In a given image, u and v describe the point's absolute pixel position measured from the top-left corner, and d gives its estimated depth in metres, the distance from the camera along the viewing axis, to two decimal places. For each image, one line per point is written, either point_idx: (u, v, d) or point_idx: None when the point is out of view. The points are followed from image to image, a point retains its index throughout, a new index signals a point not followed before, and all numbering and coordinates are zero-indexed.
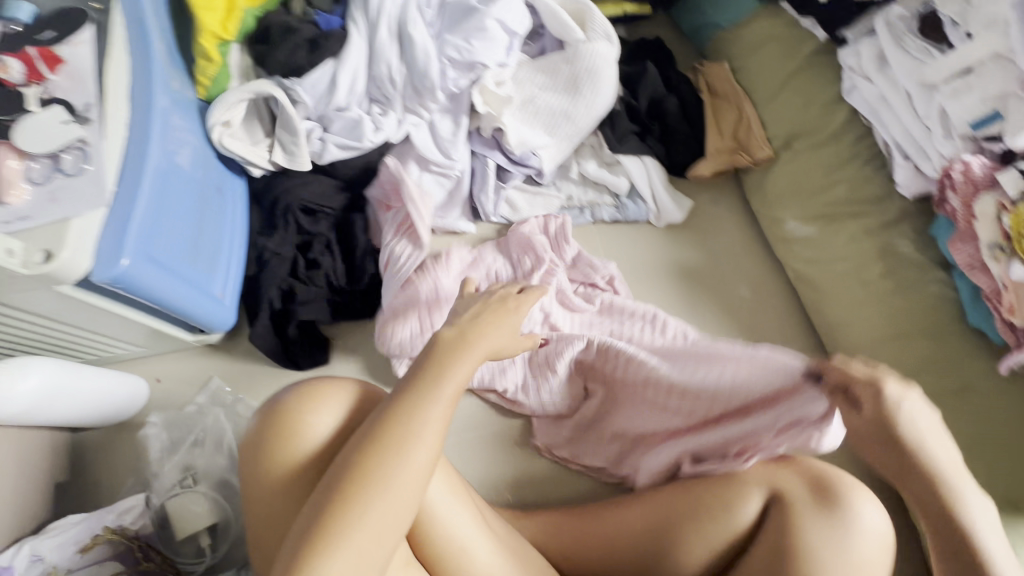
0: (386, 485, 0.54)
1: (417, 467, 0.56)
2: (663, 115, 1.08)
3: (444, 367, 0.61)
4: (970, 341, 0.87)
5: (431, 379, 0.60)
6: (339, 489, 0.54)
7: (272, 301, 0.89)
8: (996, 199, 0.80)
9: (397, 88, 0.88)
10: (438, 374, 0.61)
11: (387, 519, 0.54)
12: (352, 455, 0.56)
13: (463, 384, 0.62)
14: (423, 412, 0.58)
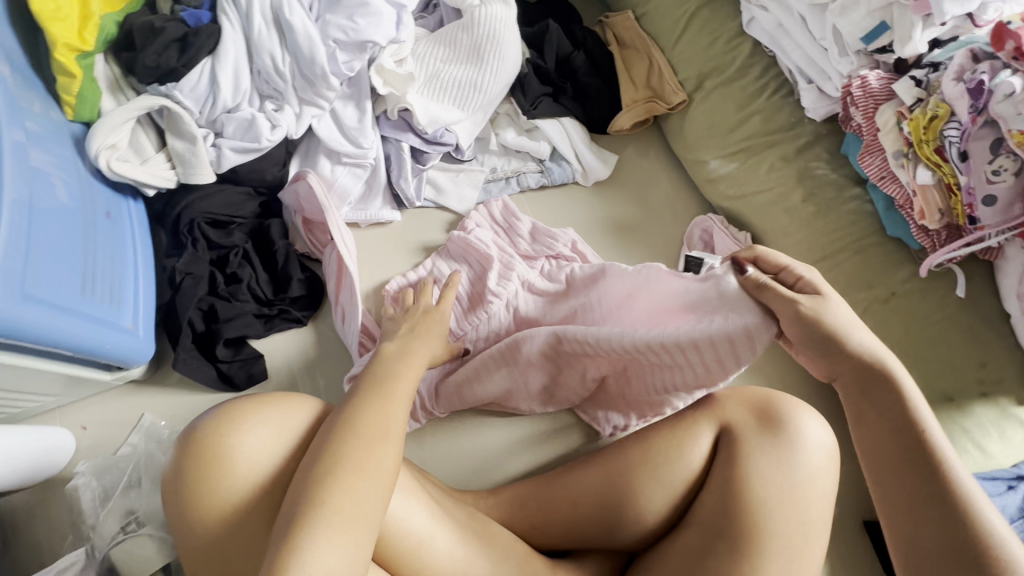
0: (354, 473, 0.52)
1: (385, 464, 0.53)
2: (572, 71, 1.07)
3: (394, 377, 0.62)
4: (892, 250, 0.90)
5: (384, 387, 0.60)
6: (303, 498, 0.50)
7: (193, 323, 0.84)
8: (895, 109, 0.83)
9: (288, 80, 0.83)
10: (391, 386, 0.61)
11: (358, 522, 0.50)
12: (311, 465, 0.53)
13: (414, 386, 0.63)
14: (383, 415, 0.57)
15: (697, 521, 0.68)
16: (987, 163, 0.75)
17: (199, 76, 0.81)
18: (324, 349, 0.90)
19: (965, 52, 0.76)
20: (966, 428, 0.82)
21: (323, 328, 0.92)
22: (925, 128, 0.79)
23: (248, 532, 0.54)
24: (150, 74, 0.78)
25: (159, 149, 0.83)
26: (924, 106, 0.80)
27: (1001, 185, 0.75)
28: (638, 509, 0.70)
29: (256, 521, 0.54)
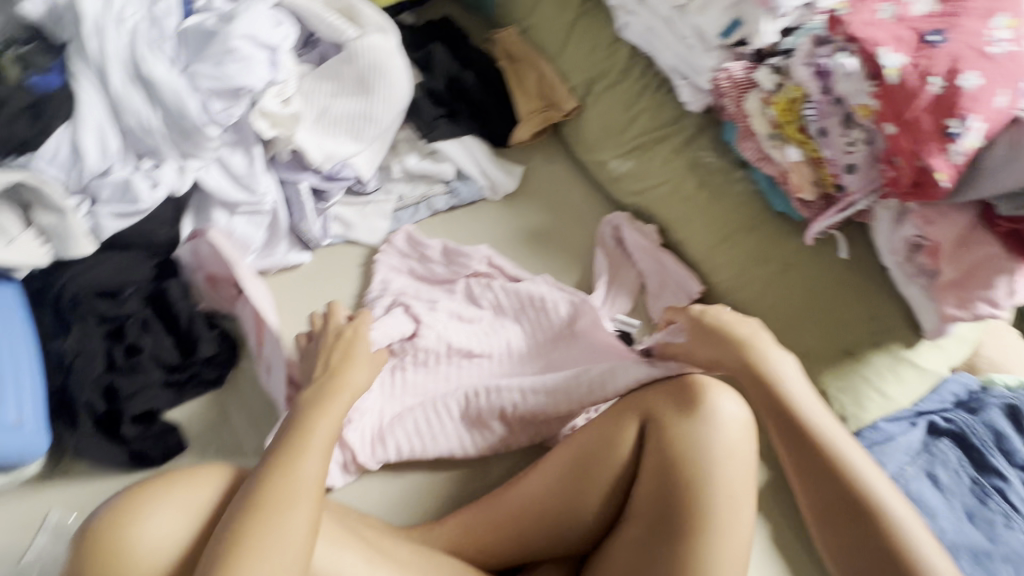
0: (266, 541, 0.54)
1: (299, 529, 0.56)
2: (464, 91, 1.09)
3: (306, 435, 0.63)
4: (781, 223, 0.96)
5: (293, 453, 0.60)
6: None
7: (92, 404, 0.78)
8: (759, 95, 0.89)
9: (162, 136, 0.80)
10: (301, 445, 0.61)
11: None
12: (220, 547, 0.53)
13: (331, 435, 0.64)
14: (294, 481, 0.58)
15: (635, 513, 0.70)
16: (842, 136, 0.83)
17: (59, 144, 0.76)
18: (245, 407, 0.86)
19: (810, 39, 0.83)
20: (865, 375, 0.91)
21: (241, 386, 0.87)
22: (789, 110, 0.86)
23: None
24: (5, 145, 0.74)
25: (27, 227, 0.77)
26: (783, 91, 0.86)
27: (858, 154, 0.82)
28: (580, 511, 0.73)
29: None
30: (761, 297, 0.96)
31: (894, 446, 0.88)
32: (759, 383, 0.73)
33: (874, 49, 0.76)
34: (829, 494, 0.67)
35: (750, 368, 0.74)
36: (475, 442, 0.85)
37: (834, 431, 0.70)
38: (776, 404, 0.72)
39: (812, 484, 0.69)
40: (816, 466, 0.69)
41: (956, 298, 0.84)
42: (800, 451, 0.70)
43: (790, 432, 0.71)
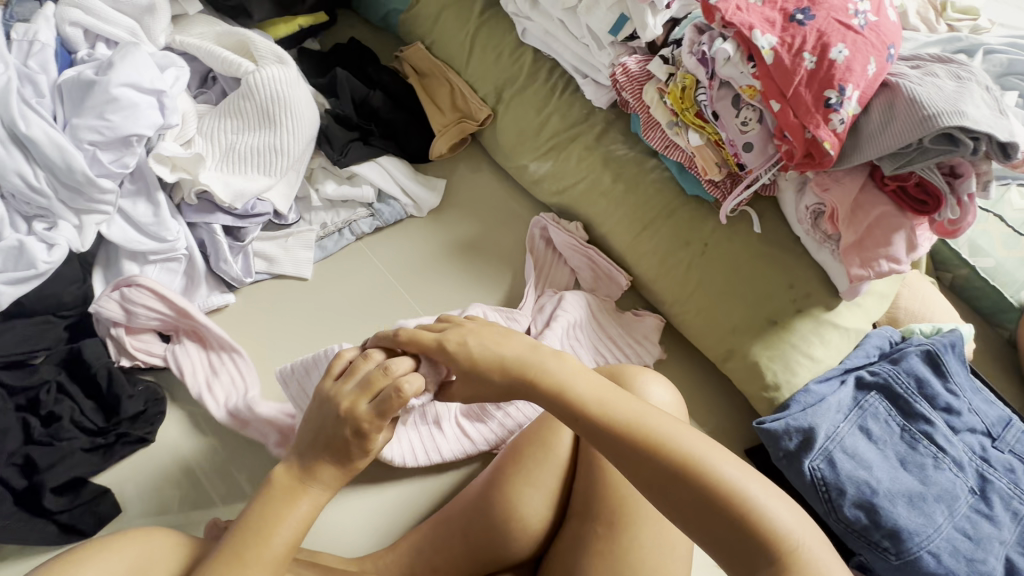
0: None
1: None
2: (374, 112, 1.09)
3: (267, 530, 0.56)
4: (696, 206, 0.99)
5: (249, 549, 0.55)
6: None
7: (9, 482, 0.75)
8: (655, 86, 0.92)
9: (50, 196, 0.77)
10: (255, 552, 0.55)
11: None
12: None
13: (293, 539, 0.57)
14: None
15: (576, 510, 0.71)
16: (735, 117, 0.85)
17: None
18: (184, 459, 0.84)
19: (692, 28, 0.86)
20: (793, 342, 0.94)
21: (175, 440, 0.85)
22: (682, 98, 0.89)
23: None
24: None
25: None
26: (675, 80, 0.89)
27: (752, 133, 0.85)
28: (515, 524, 0.72)
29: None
30: (686, 280, 0.98)
31: (825, 406, 0.91)
32: (603, 426, 0.58)
33: (750, 33, 0.78)
34: (724, 533, 0.53)
35: (585, 412, 0.58)
36: (425, 445, 0.86)
37: (704, 452, 0.55)
38: (635, 445, 0.56)
39: (701, 527, 0.54)
40: (695, 505, 0.54)
41: (859, 259, 0.87)
42: (673, 493, 0.54)
43: (655, 475, 0.55)
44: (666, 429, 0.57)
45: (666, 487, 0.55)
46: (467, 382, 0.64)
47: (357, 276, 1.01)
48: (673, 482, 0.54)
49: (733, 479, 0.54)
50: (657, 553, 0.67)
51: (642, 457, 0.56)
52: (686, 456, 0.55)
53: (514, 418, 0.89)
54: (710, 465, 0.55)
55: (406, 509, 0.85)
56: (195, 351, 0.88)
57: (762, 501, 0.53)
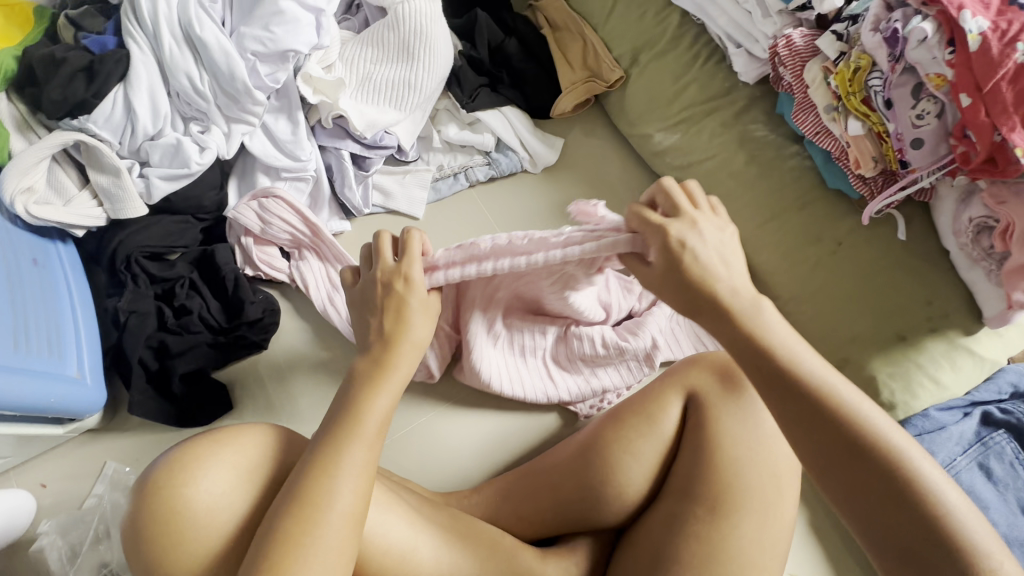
0: (308, 540, 0.49)
1: (349, 506, 0.51)
2: (506, 59, 1.07)
3: (360, 403, 0.56)
4: (834, 202, 0.92)
5: (345, 423, 0.55)
6: (258, 563, 0.48)
7: (145, 362, 0.81)
8: (821, 65, 0.84)
9: (210, 100, 0.81)
10: (353, 425, 0.55)
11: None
12: (272, 526, 0.49)
13: (386, 414, 0.57)
14: (341, 460, 0.52)
15: (673, 489, 0.69)
16: (911, 108, 0.77)
17: (113, 105, 0.77)
18: (292, 369, 0.88)
19: (879, 3, 0.78)
20: (919, 362, 0.86)
21: (284, 351, 0.89)
22: (851, 80, 0.81)
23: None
24: (59, 108, 0.75)
25: (83, 187, 0.80)
26: (847, 59, 0.81)
27: (927, 128, 0.76)
28: (608, 481, 0.72)
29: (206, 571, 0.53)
30: (809, 278, 0.92)
31: (946, 435, 0.84)
32: (795, 386, 0.52)
33: (957, 13, 0.71)
34: (905, 531, 0.48)
35: (779, 364, 0.53)
36: (512, 377, 0.87)
37: (901, 441, 0.50)
38: (826, 413, 0.51)
39: (877, 518, 0.49)
40: (879, 492, 0.49)
41: None
42: (858, 474, 0.49)
43: (841, 455, 0.50)
44: (863, 408, 0.51)
45: (852, 467, 0.50)
46: (667, 282, 0.57)
47: (466, 222, 1.01)
48: (862, 463, 0.49)
49: (928, 475, 0.49)
50: (754, 549, 0.65)
51: (833, 428, 0.50)
52: (881, 441, 0.50)
53: (600, 381, 0.88)
54: (906, 457, 0.50)
55: (490, 458, 0.86)
56: (317, 267, 0.91)
57: (958, 509, 0.48)
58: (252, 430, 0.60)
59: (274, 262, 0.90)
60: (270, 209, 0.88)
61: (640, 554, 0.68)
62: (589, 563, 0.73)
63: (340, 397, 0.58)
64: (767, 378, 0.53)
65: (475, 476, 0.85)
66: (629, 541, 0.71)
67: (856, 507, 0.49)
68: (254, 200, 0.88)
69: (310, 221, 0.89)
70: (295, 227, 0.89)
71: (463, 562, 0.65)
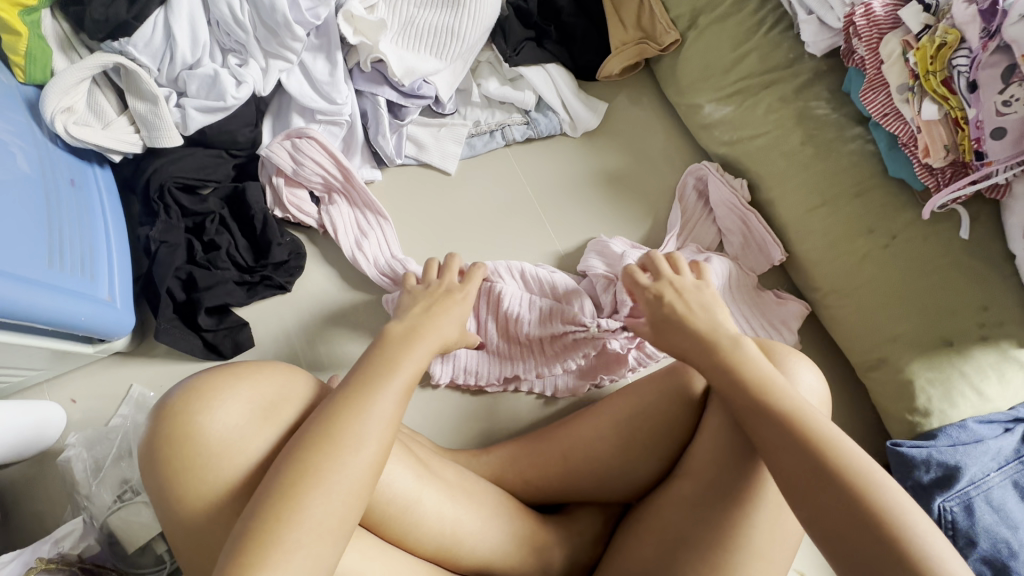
0: (325, 479, 0.48)
1: (367, 458, 0.50)
2: (556, 13, 1.02)
3: (396, 357, 0.58)
4: (893, 192, 0.86)
5: (378, 374, 0.56)
6: (271, 500, 0.47)
7: (173, 292, 0.82)
8: (900, 38, 0.77)
9: (249, 31, 0.80)
10: (381, 379, 0.55)
11: (337, 522, 0.47)
12: (301, 445, 0.50)
13: (415, 375, 0.58)
14: (367, 408, 0.52)
15: (686, 471, 0.68)
16: (997, 94, 0.70)
17: (153, 29, 0.76)
18: (313, 314, 0.88)
19: None
20: (964, 371, 0.80)
21: (307, 295, 0.89)
22: (933, 57, 0.73)
23: (210, 509, 0.53)
24: (100, 28, 0.74)
25: (121, 113, 0.80)
26: (932, 34, 0.74)
27: (1012, 116, 0.70)
28: (622, 462, 0.71)
29: (215, 497, 0.53)
30: (855, 272, 0.87)
31: (981, 449, 0.78)
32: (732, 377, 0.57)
33: None
34: (835, 520, 0.47)
35: (728, 371, 0.58)
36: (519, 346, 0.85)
37: (838, 436, 0.51)
38: (755, 405, 0.54)
39: (808, 505, 0.49)
40: (811, 479, 0.49)
41: None
42: (785, 461, 0.51)
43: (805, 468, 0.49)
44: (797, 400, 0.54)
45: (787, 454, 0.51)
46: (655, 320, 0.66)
47: (499, 182, 0.98)
48: (794, 450, 0.50)
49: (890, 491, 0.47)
50: (769, 544, 0.61)
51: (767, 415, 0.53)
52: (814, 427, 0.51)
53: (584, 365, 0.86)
54: (842, 446, 0.50)
55: (501, 421, 0.86)
56: (347, 213, 0.90)
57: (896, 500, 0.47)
58: (263, 367, 0.60)
59: (304, 205, 0.89)
60: (304, 151, 0.87)
61: (644, 532, 0.67)
62: (591, 533, 0.73)
63: (367, 358, 0.58)
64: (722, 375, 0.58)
65: (485, 438, 0.85)
66: (635, 517, 0.70)
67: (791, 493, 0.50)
68: (288, 139, 0.87)
69: (345, 165, 0.88)
70: (329, 170, 0.88)
71: (467, 518, 0.66)
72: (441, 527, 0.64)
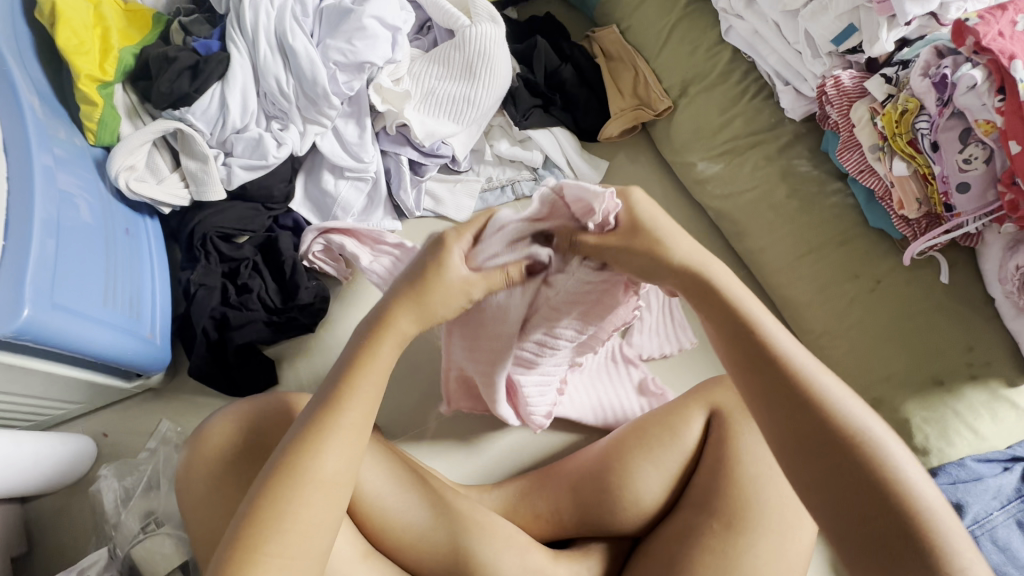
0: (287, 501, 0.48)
1: (331, 472, 0.50)
2: (561, 84, 1.13)
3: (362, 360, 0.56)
4: (874, 241, 0.93)
5: (337, 392, 0.54)
6: (244, 527, 0.47)
7: (206, 331, 0.88)
8: (868, 105, 0.87)
9: (292, 101, 0.91)
10: (342, 397, 0.53)
11: (295, 546, 0.47)
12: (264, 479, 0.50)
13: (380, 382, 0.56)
14: (330, 428, 0.51)
15: (691, 501, 0.72)
16: (958, 153, 0.77)
17: (210, 100, 0.88)
18: (335, 352, 0.94)
19: (930, 50, 0.80)
20: (957, 410, 0.84)
21: (331, 335, 0.95)
22: (898, 122, 0.82)
23: None
24: (164, 100, 0.85)
25: (174, 170, 0.89)
26: (895, 102, 0.83)
27: (975, 172, 0.77)
28: (623, 493, 0.74)
29: None
30: (844, 315, 0.92)
31: (981, 486, 0.79)
32: (765, 361, 0.52)
33: (1008, 62, 0.71)
34: (864, 526, 0.46)
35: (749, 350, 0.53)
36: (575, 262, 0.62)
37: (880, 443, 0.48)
38: (785, 395, 0.50)
39: (844, 513, 0.47)
40: (847, 484, 0.47)
41: None
42: (814, 473, 0.48)
43: (842, 479, 0.47)
44: (835, 399, 0.50)
45: (810, 455, 0.48)
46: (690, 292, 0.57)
47: None
48: (824, 450, 0.48)
49: (924, 510, 0.46)
50: (766, 569, 0.66)
51: (791, 408, 0.50)
52: (856, 431, 0.49)
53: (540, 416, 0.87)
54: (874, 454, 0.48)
55: (516, 458, 0.89)
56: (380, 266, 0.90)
57: (939, 517, 0.46)
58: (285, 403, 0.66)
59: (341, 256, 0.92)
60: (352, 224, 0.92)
61: (652, 561, 0.70)
62: (600, 568, 0.74)
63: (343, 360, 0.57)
64: (750, 363, 0.53)
65: (499, 474, 0.88)
66: (642, 548, 0.73)
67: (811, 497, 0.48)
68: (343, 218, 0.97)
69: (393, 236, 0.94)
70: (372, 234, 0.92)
71: (479, 549, 0.68)
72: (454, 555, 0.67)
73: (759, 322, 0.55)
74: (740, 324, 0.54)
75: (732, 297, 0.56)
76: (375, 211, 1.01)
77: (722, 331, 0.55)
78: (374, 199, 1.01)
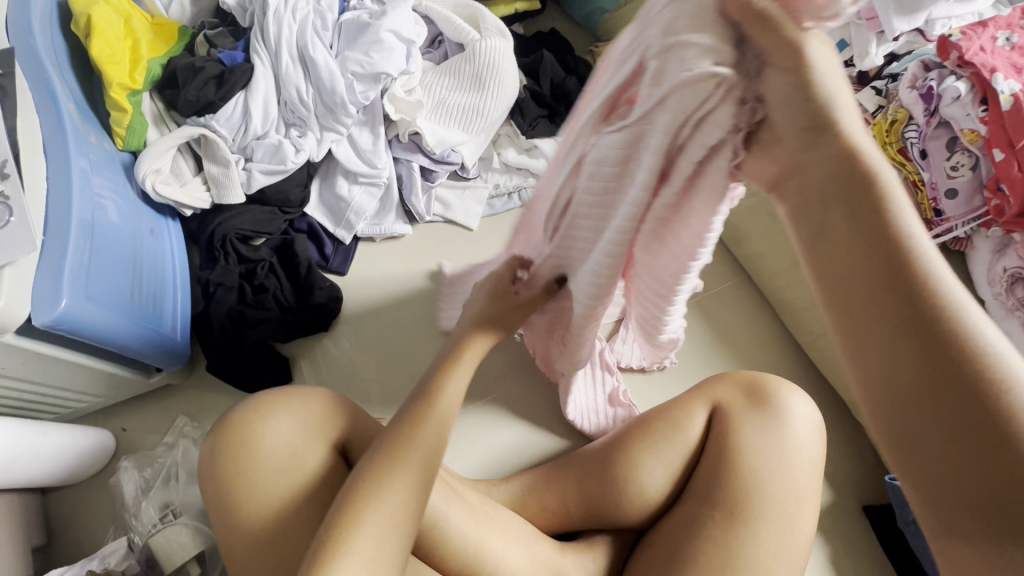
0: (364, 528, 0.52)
1: (399, 504, 0.54)
2: (566, 95, 1.18)
3: (433, 402, 0.63)
4: None
5: (405, 439, 0.58)
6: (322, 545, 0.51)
7: (223, 329, 0.91)
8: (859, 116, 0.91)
9: (311, 109, 0.95)
10: (410, 440, 0.58)
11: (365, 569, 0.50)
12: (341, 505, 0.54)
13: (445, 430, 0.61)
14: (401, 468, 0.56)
15: (694, 493, 0.74)
16: (945, 160, 0.82)
17: (233, 108, 0.92)
18: (348, 350, 0.97)
19: (917, 63, 0.85)
20: None
21: (344, 335, 0.98)
22: (888, 131, 0.87)
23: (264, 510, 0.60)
24: (191, 107, 0.90)
25: (197, 174, 0.94)
26: (885, 113, 0.88)
27: (962, 179, 0.80)
28: (629, 485, 0.76)
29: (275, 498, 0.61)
30: None
31: None
32: (897, 276, 0.39)
33: (989, 74, 0.76)
34: (984, 496, 0.35)
35: (876, 260, 0.40)
36: (704, 85, 0.44)
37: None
38: (914, 322, 0.38)
39: (951, 468, 0.36)
40: (962, 434, 0.36)
41: None
42: (924, 419, 0.37)
43: (959, 427, 0.36)
44: (982, 334, 0.37)
45: (926, 397, 0.37)
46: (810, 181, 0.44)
47: None
48: (947, 390, 0.36)
49: None
50: (768, 558, 0.68)
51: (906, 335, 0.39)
52: (1003, 375, 0.36)
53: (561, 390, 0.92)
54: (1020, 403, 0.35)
55: (522, 454, 0.92)
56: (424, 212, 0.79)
57: None
58: (309, 394, 0.69)
59: None
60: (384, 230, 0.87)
61: (657, 552, 0.72)
62: (606, 559, 0.76)
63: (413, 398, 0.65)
64: (879, 278, 0.40)
65: (506, 469, 0.91)
66: (647, 540, 0.75)
67: (907, 445, 0.38)
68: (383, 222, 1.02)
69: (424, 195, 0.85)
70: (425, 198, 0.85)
71: (489, 538, 0.70)
72: (465, 543, 0.70)
73: (907, 228, 0.41)
74: (871, 222, 0.41)
75: (887, 184, 0.42)
76: (387, 215, 1.05)
77: (852, 227, 0.41)
78: (387, 203, 1.05)
